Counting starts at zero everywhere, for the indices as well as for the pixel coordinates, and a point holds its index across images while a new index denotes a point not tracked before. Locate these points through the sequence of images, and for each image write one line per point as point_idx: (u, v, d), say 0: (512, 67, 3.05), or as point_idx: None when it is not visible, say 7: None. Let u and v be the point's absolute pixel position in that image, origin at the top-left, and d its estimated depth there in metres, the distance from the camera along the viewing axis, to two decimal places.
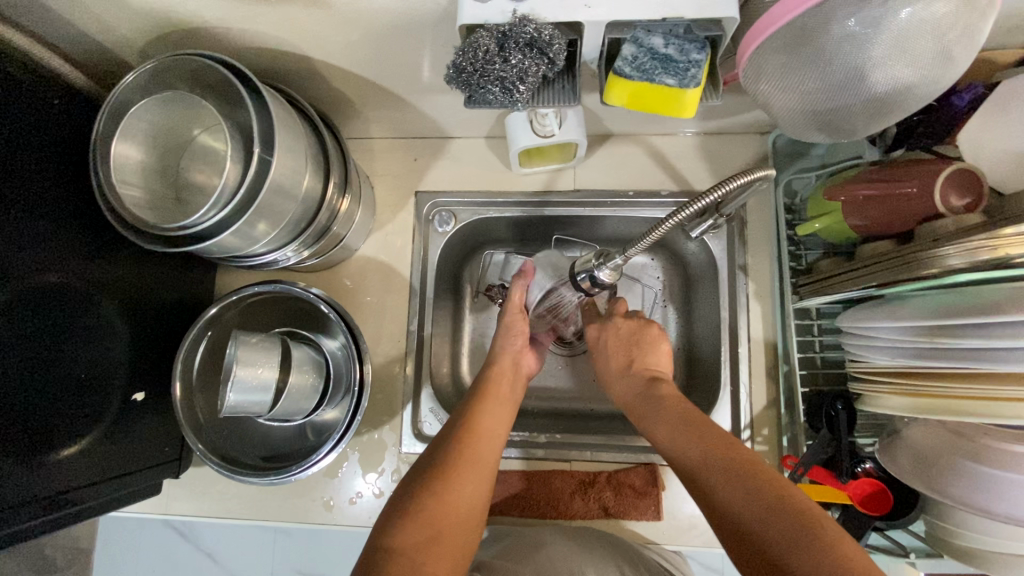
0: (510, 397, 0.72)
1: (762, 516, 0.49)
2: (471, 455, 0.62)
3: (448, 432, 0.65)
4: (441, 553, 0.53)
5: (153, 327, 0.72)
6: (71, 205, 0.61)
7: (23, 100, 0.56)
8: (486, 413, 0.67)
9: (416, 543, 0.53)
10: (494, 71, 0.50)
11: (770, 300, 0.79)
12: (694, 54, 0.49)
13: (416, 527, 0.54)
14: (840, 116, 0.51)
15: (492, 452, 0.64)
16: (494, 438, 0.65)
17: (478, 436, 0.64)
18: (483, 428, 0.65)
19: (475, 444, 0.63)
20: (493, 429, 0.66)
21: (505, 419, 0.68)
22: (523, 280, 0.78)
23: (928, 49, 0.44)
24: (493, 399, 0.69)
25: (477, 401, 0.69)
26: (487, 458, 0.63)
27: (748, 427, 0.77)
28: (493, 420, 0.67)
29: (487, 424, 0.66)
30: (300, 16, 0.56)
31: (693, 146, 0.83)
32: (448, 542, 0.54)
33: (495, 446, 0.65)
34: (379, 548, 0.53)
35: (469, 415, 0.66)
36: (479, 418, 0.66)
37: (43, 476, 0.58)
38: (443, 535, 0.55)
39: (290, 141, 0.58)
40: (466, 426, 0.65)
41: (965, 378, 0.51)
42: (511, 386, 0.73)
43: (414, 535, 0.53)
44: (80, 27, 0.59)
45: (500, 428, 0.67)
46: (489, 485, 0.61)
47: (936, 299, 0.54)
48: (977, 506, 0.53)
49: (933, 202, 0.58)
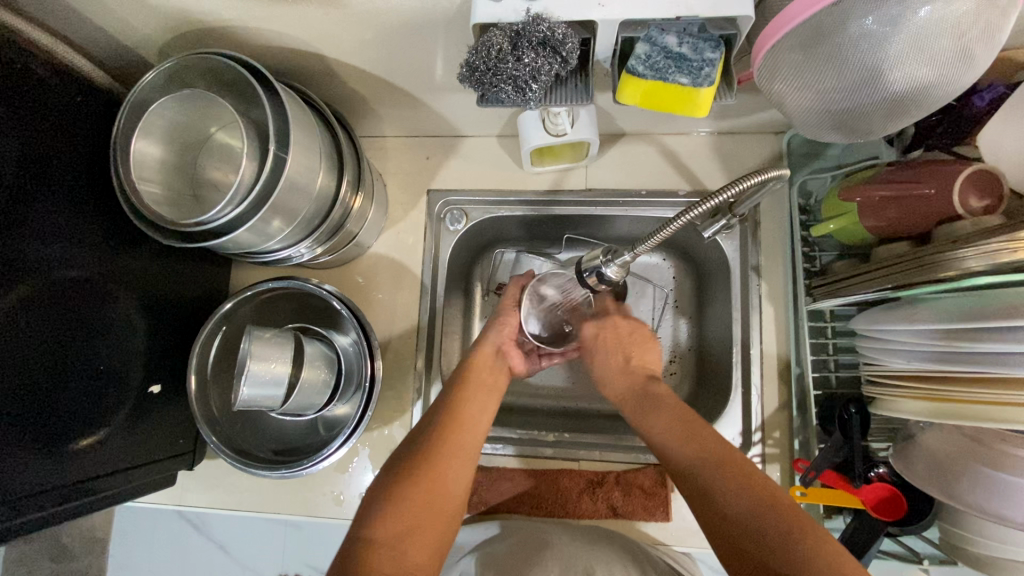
0: (495, 385, 0.72)
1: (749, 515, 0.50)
2: (452, 443, 0.62)
3: (432, 416, 0.65)
4: (422, 541, 0.54)
5: (170, 322, 0.74)
6: (92, 201, 0.62)
7: (46, 98, 0.58)
8: (468, 402, 0.67)
9: (398, 533, 0.53)
10: (507, 69, 0.49)
11: (783, 301, 0.78)
12: (708, 52, 0.49)
13: (397, 517, 0.54)
14: (856, 116, 0.50)
15: (473, 441, 0.64)
16: (477, 427, 0.65)
17: (461, 425, 0.64)
18: (467, 417, 0.65)
19: (455, 433, 0.63)
20: (475, 418, 0.66)
21: (489, 408, 0.68)
22: (519, 278, 0.80)
23: (948, 48, 0.43)
24: (476, 388, 0.69)
25: (460, 389, 0.68)
26: (468, 448, 0.63)
27: (759, 429, 0.76)
28: (475, 408, 0.67)
29: (469, 412, 0.66)
30: (317, 15, 0.57)
31: (707, 145, 0.83)
32: (426, 532, 0.55)
33: (476, 434, 0.65)
34: (358, 536, 0.53)
35: (453, 402, 0.66)
36: (462, 407, 0.66)
37: (64, 465, 0.59)
38: (424, 522, 0.55)
39: (305, 138, 0.59)
40: (450, 415, 0.65)
41: (980, 382, 0.50)
42: (492, 374, 0.72)
43: (396, 525, 0.54)
44: (105, 27, 0.60)
45: (482, 417, 0.67)
46: (468, 473, 0.61)
47: (952, 303, 0.53)
48: (993, 513, 0.52)
49: (951, 203, 0.57)
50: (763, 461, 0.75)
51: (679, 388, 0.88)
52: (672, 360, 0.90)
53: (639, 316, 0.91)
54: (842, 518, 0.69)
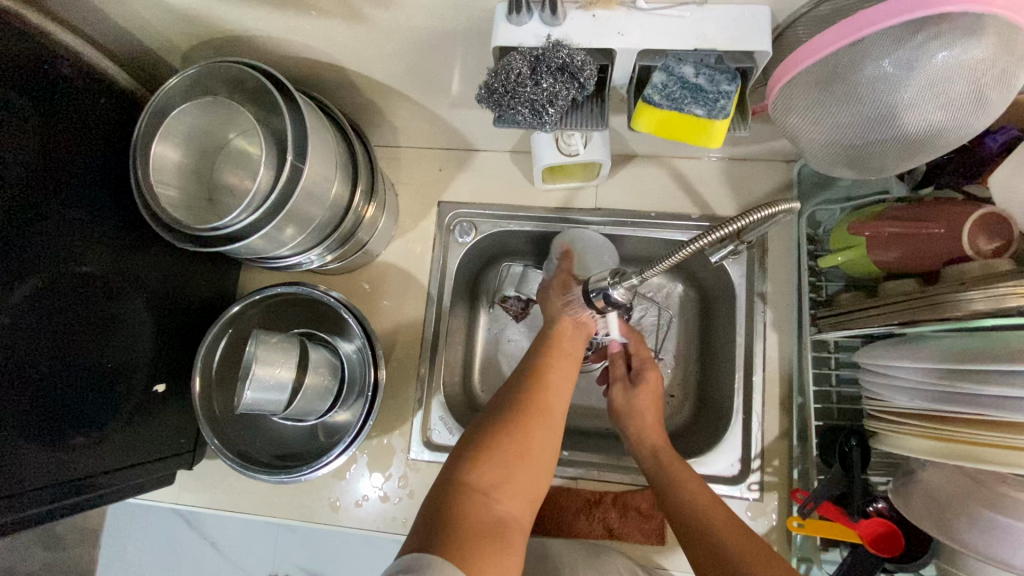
0: (573, 358, 0.74)
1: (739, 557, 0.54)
2: (540, 406, 0.65)
3: (518, 381, 0.69)
4: (512, 491, 0.57)
5: (178, 321, 0.75)
6: (108, 201, 0.63)
7: (71, 99, 0.59)
8: (553, 370, 0.70)
9: (491, 480, 0.57)
10: (525, 93, 0.50)
11: (788, 330, 0.78)
12: (724, 85, 0.50)
13: (492, 464, 0.58)
14: (870, 153, 0.50)
15: (557, 407, 0.67)
16: (560, 396, 0.68)
17: (546, 391, 0.67)
18: (551, 384, 0.69)
19: (539, 400, 0.66)
20: (558, 386, 0.69)
21: (571, 375, 0.72)
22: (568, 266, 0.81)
23: (963, 93, 0.44)
24: (559, 358, 0.72)
25: (546, 361, 0.72)
26: (554, 410, 0.66)
27: (758, 457, 0.76)
28: (558, 378, 0.70)
29: (554, 380, 0.69)
30: (340, 29, 0.58)
31: (718, 170, 0.83)
32: (518, 481, 0.58)
33: (560, 402, 0.68)
34: (452, 479, 0.56)
35: (540, 372, 0.70)
36: (547, 376, 0.69)
37: (67, 461, 0.60)
38: (516, 472, 0.58)
39: (322, 148, 0.59)
40: (536, 382, 0.68)
41: (983, 424, 0.50)
42: (574, 344, 0.75)
43: (489, 472, 0.57)
44: (132, 32, 0.62)
45: (564, 387, 0.70)
46: (552, 439, 0.64)
47: (956, 342, 0.53)
48: (991, 556, 0.52)
49: (959, 244, 0.58)
50: (762, 489, 0.75)
51: (679, 411, 0.88)
52: (675, 383, 0.90)
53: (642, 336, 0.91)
54: (839, 551, 0.68)
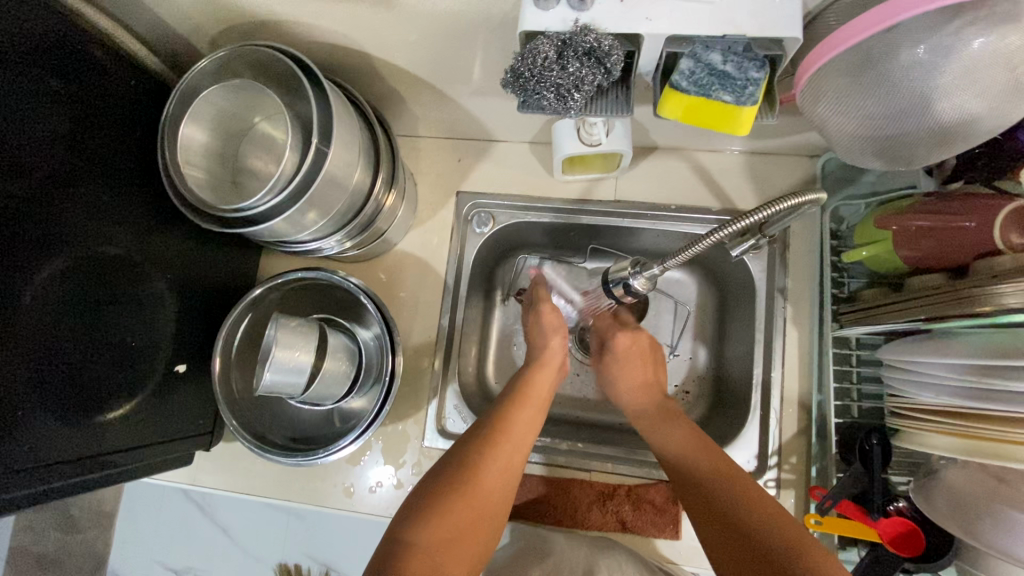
0: (541, 399, 0.72)
1: (755, 517, 0.55)
2: (499, 458, 0.63)
3: (481, 426, 0.67)
4: (459, 555, 0.56)
5: (200, 304, 0.76)
6: (135, 181, 0.64)
7: (101, 79, 0.60)
8: (520, 418, 0.68)
9: (439, 542, 0.55)
10: (551, 77, 0.50)
11: (807, 326, 0.77)
12: (752, 72, 0.49)
13: (441, 527, 0.56)
14: (900, 143, 0.50)
15: (519, 458, 0.65)
16: (524, 447, 0.66)
17: (508, 441, 0.65)
18: (516, 431, 0.66)
19: (503, 450, 0.64)
20: (523, 434, 0.67)
21: (537, 422, 0.70)
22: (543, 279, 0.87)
23: (1000, 81, 0.43)
24: (527, 404, 0.70)
25: (513, 403, 0.69)
26: (514, 463, 0.64)
27: (776, 454, 0.75)
28: (525, 425, 0.68)
29: (521, 427, 0.67)
30: (367, 14, 0.58)
31: (739, 164, 0.82)
32: (465, 545, 0.57)
33: (521, 452, 0.66)
34: (401, 539, 0.55)
35: (505, 415, 0.67)
36: (512, 421, 0.67)
37: (89, 435, 0.61)
38: (463, 538, 0.57)
39: (346, 133, 0.60)
40: (499, 429, 0.66)
41: (1013, 422, 0.49)
42: (542, 389, 0.73)
43: (437, 535, 0.55)
44: (162, 16, 0.63)
45: (529, 434, 0.68)
46: (508, 492, 0.63)
47: (986, 339, 0.52)
48: (1016, 556, 0.51)
49: (991, 237, 0.56)
50: (778, 486, 0.74)
51: (694, 407, 0.88)
52: (690, 379, 0.89)
53: (658, 331, 0.91)
54: (857, 550, 0.67)
